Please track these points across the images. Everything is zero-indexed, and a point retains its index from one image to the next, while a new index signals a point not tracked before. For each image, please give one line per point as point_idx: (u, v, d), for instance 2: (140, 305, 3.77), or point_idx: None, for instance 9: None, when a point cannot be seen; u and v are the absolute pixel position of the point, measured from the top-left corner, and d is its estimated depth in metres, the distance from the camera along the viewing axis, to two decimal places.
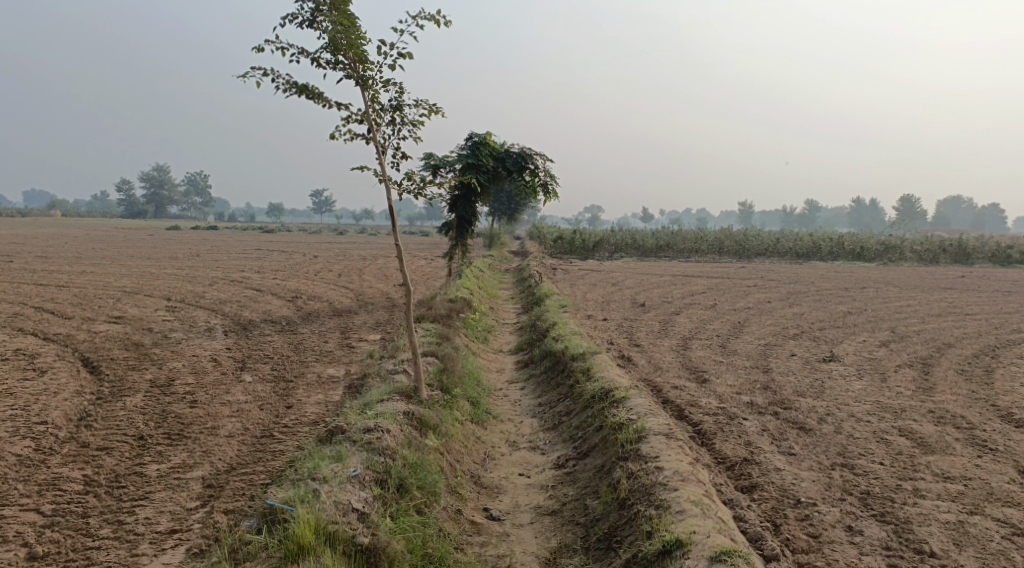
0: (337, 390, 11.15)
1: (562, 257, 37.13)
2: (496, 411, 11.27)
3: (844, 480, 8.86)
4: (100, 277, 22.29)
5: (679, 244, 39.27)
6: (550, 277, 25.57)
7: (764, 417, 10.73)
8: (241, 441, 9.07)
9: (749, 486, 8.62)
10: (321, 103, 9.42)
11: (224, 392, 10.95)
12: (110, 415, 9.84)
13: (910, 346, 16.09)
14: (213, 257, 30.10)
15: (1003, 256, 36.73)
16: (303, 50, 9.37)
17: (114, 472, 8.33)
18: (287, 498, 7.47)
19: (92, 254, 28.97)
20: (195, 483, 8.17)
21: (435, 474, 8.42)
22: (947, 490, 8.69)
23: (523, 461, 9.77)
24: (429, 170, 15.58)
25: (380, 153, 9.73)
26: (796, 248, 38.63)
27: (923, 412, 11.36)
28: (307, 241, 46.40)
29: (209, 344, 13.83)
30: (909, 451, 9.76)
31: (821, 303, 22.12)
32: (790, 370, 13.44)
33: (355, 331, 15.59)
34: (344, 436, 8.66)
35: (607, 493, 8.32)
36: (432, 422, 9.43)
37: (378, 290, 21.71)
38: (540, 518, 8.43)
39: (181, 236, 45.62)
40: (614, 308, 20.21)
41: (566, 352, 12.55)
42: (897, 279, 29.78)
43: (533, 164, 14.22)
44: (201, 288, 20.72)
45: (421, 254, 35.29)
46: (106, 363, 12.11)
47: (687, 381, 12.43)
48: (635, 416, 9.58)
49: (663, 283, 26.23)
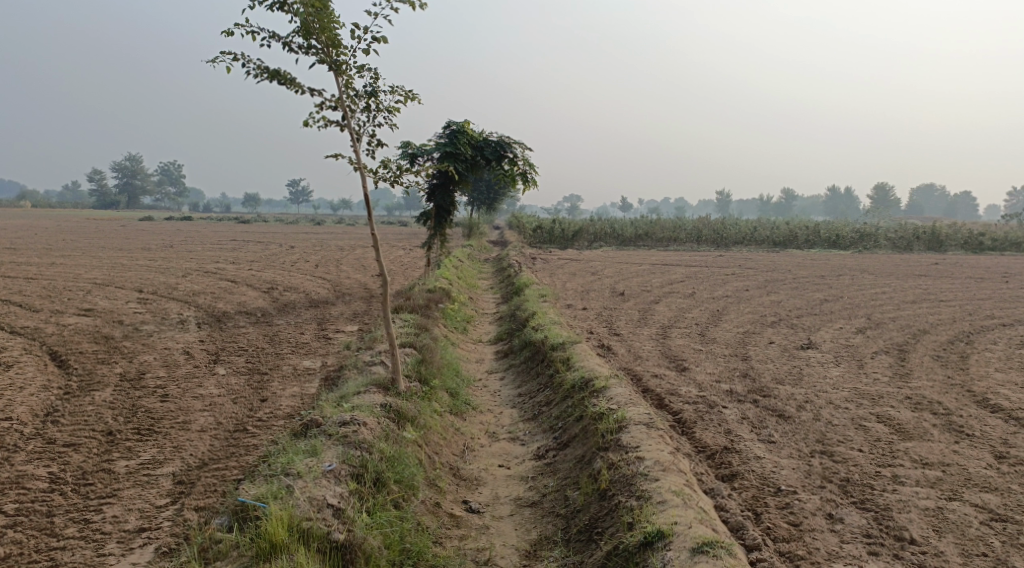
0: (313, 382, 10.99)
1: (540, 247, 37.04)
2: (475, 402, 11.16)
3: (824, 467, 8.84)
4: (70, 269, 21.91)
5: (658, 232, 39.30)
6: (529, 267, 25.46)
7: (744, 405, 10.71)
8: (213, 436, 8.89)
9: (730, 475, 8.57)
10: (293, 89, 9.21)
11: (196, 386, 10.75)
12: (78, 410, 9.62)
13: (887, 333, 16.16)
14: (187, 248, 29.71)
15: (976, 243, 37.13)
16: (274, 35, 9.15)
17: (81, 469, 8.13)
18: (259, 494, 7.31)
19: (63, 246, 28.48)
20: (164, 479, 7.99)
21: (413, 467, 8.29)
22: (926, 476, 8.70)
23: (502, 452, 9.67)
24: (406, 159, 15.37)
25: (355, 140, 9.54)
26: (773, 237, 38.80)
27: (900, 399, 11.39)
28: (282, 231, 46.02)
29: (182, 336, 13.60)
30: (888, 438, 9.76)
31: (799, 291, 22.20)
32: (768, 358, 13.43)
33: (331, 322, 15.40)
34: (319, 429, 8.50)
35: (587, 484, 8.23)
36: (410, 415, 9.31)
37: (355, 281, 21.51)
38: (520, 509, 8.34)
39: (153, 227, 45.11)
40: (593, 297, 20.13)
41: (545, 342, 12.45)
42: (873, 267, 29.97)
43: (513, 152, 14.09)
44: (175, 279, 20.42)
45: (399, 244, 35.02)
46: (74, 357, 11.87)
47: (666, 369, 12.39)
48: (615, 405, 9.49)
49: (641, 272, 26.23)
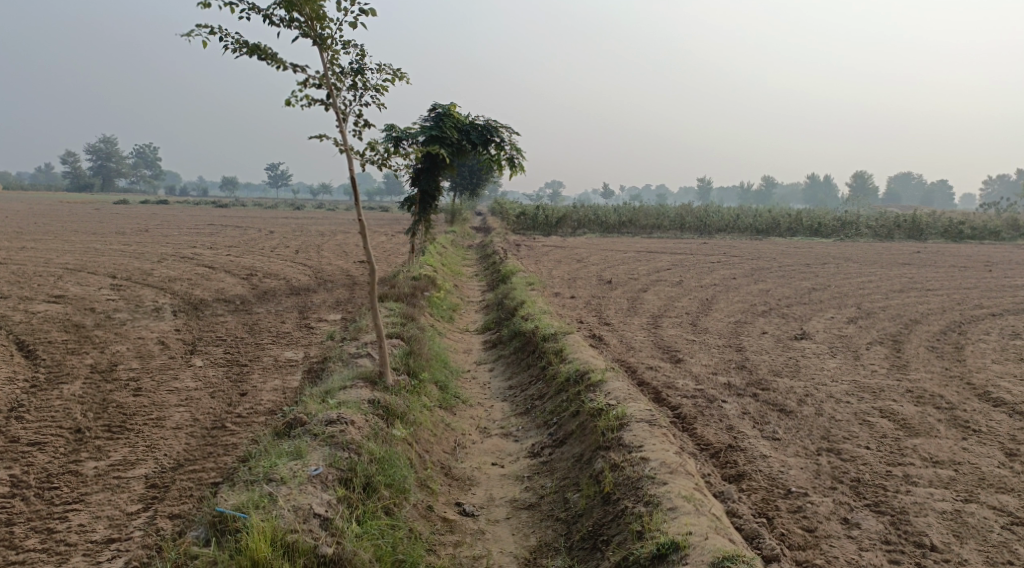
0: (296, 375, 10.47)
1: (524, 233, 36.50)
2: (465, 395, 10.69)
3: (833, 466, 8.45)
4: (41, 253, 21.16)
5: (641, 220, 38.89)
6: (514, 254, 25.01)
7: (744, 399, 10.30)
8: (189, 434, 8.36)
9: (736, 476, 8.18)
10: (275, 64, 8.66)
11: (171, 378, 10.21)
12: (45, 405, 9.06)
13: (879, 323, 15.82)
14: (163, 233, 28.95)
15: (956, 231, 36.97)
16: (253, 7, 8.59)
17: (46, 471, 7.59)
18: (239, 503, 6.78)
19: (34, 229, 27.64)
20: (136, 483, 7.45)
21: (403, 469, 7.82)
22: (939, 476, 8.33)
23: (495, 449, 9.22)
24: (390, 143, 14.80)
25: (341, 120, 9.01)
26: (756, 224, 38.45)
27: (902, 392, 11.02)
28: (262, 216, 45.33)
29: (157, 325, 13.01)
30: (894, 434, 9.37)
31: (786, 280, 21.84)
32: (763, 349, 13.03)
33: (314, 310, 14.87)
34: (303, 429, 7.96)
35: (589, 487, 7.81)
36: (399, 411, 8.82)
37: (338, 267, 20.94)
38: (517, 513, 7.90)
39: (127, 210, 44.18)
40: (580, 285, 19.67)
41: (536, 332, 11.97)
42: (857, 256, 29.68)
43: (500, 136, 13.61)
44: (150, 265, 19.74)
45: (380, 230, 34.41)
46: (43, 347, 11.28)
47: (661, 361, 11.96)
48: (614, 401, 9.04)
49: (627, 259, 25.78)
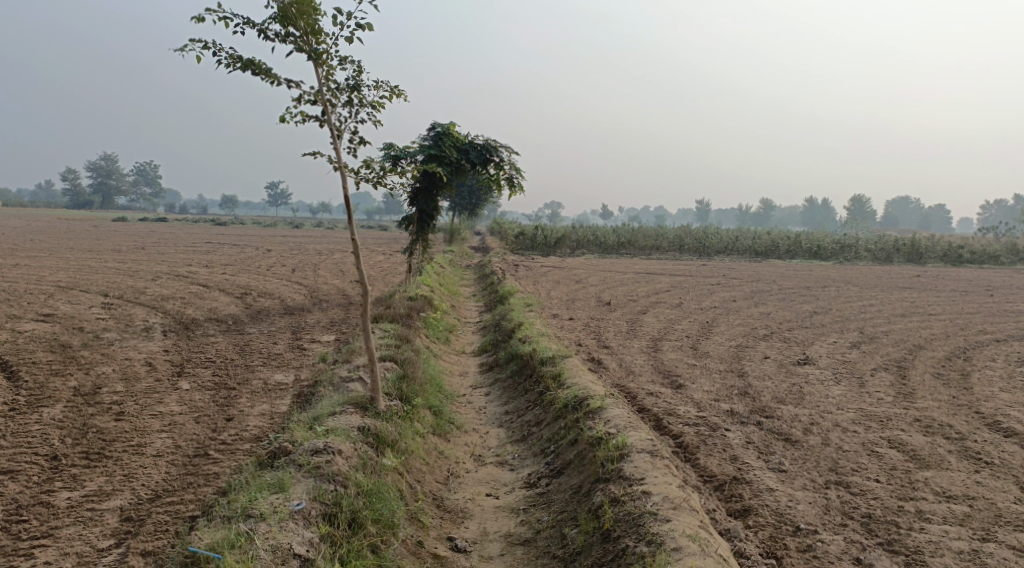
0: (285, 400, 10.11)
1: (523, 254, 36.19)
2: (460, 421, 10.31)
3: (842, 501, 8.10)
4: (34, 270, 20.83)
5: (640, 241, 38.58)
6: (512, 274, 24.67)
7: (748, 428, 9.91)
8: (170, 463, 8.00)
9: (742, 511, 7.87)
10: (269, 80, 8.39)
11: (156, 402, 9.86)
12: (22, 430, 8.72)
13: (883, 348, 15.47)
14: (159, 250, 28.61)
15: (955, 255, 36.72)
16: (248, 21, 8.34)
17: (16, 503, 7.24)
18: (213, 543, 6.43)
19: (29, 246, 27.30)
20: (109, 515, 7.08)
21: (393, 502, 7.46)
22: (953, 511, 7.99)
23: (490, 478, 8.86)
24: (389, 161, 14.54)
25: (336, 137, 8.73)
26: (755, 246, 38.18)
27: (910, 421, 10.65)
28: (259, 234, 44.99)
29: (145, 345, 12.66)
30: (904, 466, 9.00)
31: (787, 303, 21.51)
32: (766, 374, 12.67)
33: (307, 331, 14.52)
34: (288, 459, 7.59)
35: (588, 522, 7.47)
36: (391, 438, 8.44)
37: (334, 287, 20.59)
38: (512, 548, 7.56)
39: (123, 226, 43.83)
40: (579, 307, 19.34)
41: (533, 355, 11.60)
42: (857, 278, 29.38)
43: (499, 156, 13.31)
44: (143, 283, 19.39)
45: (378, 249, 34.06)
46: (27, 367, 10.93)
47: (662, 387, 11.58)
48: (614, 429, 8.67)
49: (626, 281, 25.44)
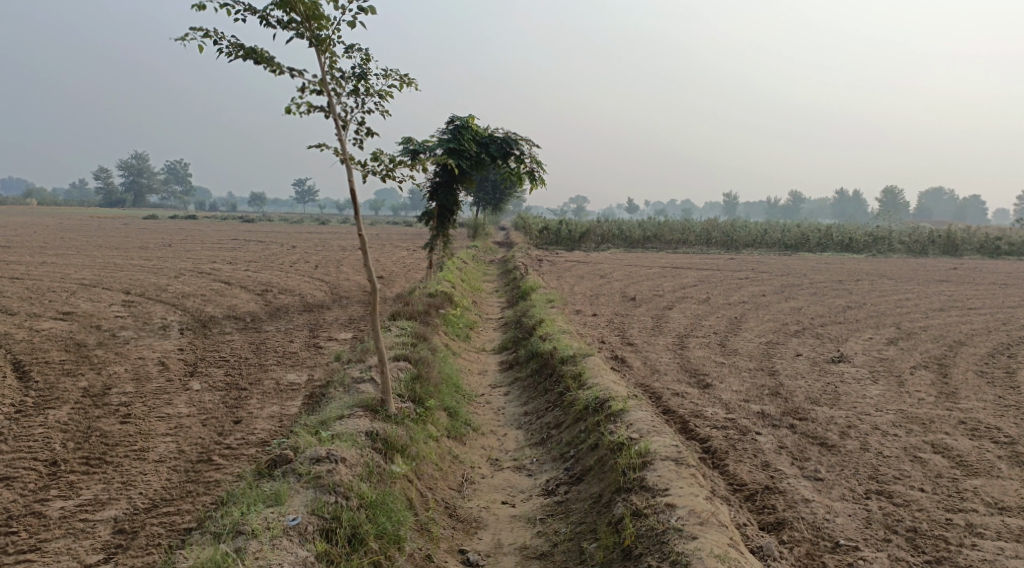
0: (295, 401, 9.72)
1: (549, 248, 35.69)
2: (476, 422, 9.85)
3: (884, 513, 7.53)
4: (60, 268, 20.70)
5: (667, 234, 37.87)
6: (536, 269, 24.17)
7: (780, 432, 9.33)
8: (171, 469, 7.63)
9: (776, 525, 7.35)
10: (271, 69, 7.99)
11: (164, 403, 9.50)
12: (24, 433, 8.41)
13: (921, 345, 14.74)
14: (186, 247, 28.49)
15: (992, 247, 35.56)
16: (248, 7, 7.94)
17: (8, 512, 6.93)
18: (202, 563, 6.07)
19: (59, 244, 27.29)
20: (102, 527, 6.74)
21: (399, 514, 7.04)
22: (1007, 526, 7.41)
23: (506, 485, 8.40)
24: (407, 155, 14.10)
25: (341, 128, 8.30)
26: (785, 239, 37.30)
27: (954, 424, 9.99)
28: (287, 230, 44.93)
29: (160, 344, 12.35)
30: (950, 473, 8.38)
31: (818, 297, 20.78)
32: (799, 374, 12.05)
33: (324, 329, 14.14)
34: (289, 469, 7.19)
35: (607, 536, 7.00)
36: (401, 443, 8.00)
37: (355, 283, 20.22)
38: (528, 563, 7.11)
39: (155, 224, 43.91)
40: (603, 302, 18.82)
41: (554, 354, 11.09)
42: (892, 272, 28.47)
43: (521, 149, 12.79)
44: (166, 280, 19.15)
45: (403, 245, 33.81)
46: (38, 367, 10.65)
47: (688, 387, 11.02)
48: (636, 434, 8.14)
49: (652, 275, 24.80)
